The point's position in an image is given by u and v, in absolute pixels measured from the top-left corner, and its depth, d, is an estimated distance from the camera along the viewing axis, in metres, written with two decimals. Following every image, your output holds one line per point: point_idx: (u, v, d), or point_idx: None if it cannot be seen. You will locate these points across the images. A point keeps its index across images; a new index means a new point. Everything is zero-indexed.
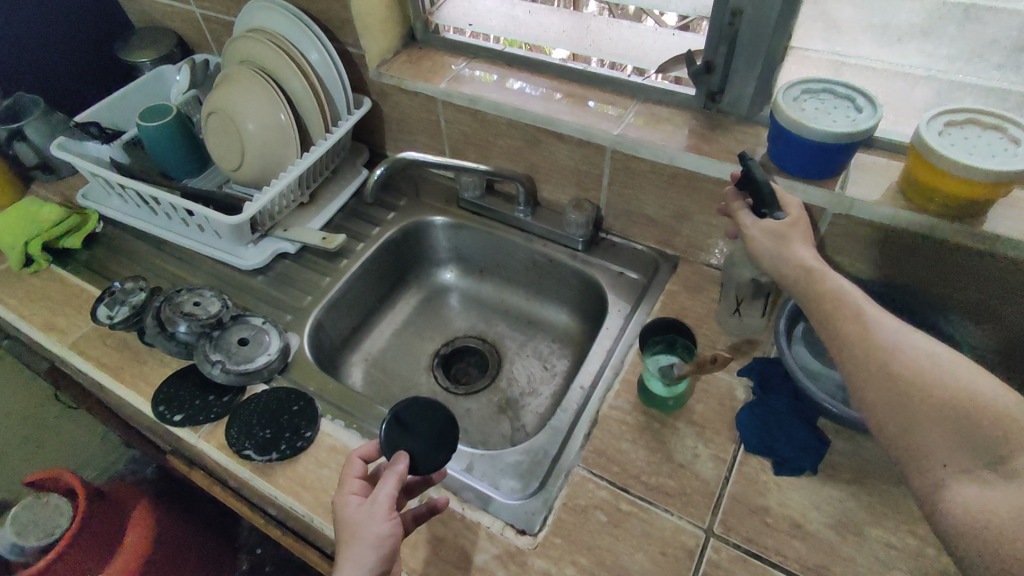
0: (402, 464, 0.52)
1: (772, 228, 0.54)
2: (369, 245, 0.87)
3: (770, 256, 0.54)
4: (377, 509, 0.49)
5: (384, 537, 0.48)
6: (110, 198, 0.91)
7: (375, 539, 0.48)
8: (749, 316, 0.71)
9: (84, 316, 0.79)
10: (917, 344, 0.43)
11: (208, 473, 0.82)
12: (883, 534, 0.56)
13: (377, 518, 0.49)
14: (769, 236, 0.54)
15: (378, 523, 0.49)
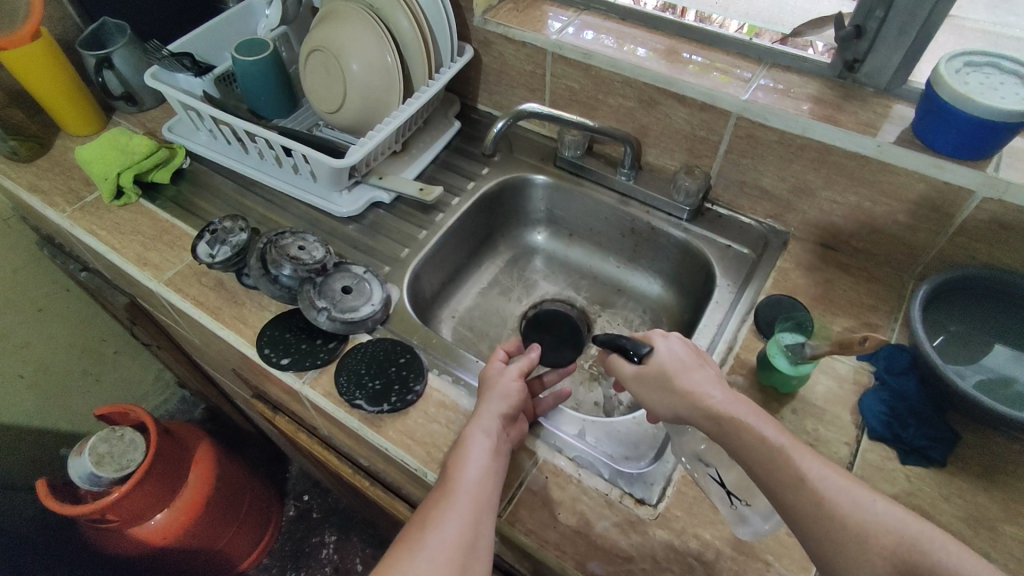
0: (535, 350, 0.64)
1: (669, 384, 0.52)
2: (465, 199, 0.84)
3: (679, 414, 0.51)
4: (512, 368, 0.61)
5: (517, 386, 0.59)
6: (197, 134, 0.89)
7: (507, 386, 0.59)
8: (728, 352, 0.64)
9: (175, 253, 0.77)
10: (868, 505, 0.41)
11: (294, 420, 0.81)
12: (1018, 531, 0.54)
13: (510, 374, 0.61)
14: (661, 381, 0.53)
15: (512, 376, 0.60)
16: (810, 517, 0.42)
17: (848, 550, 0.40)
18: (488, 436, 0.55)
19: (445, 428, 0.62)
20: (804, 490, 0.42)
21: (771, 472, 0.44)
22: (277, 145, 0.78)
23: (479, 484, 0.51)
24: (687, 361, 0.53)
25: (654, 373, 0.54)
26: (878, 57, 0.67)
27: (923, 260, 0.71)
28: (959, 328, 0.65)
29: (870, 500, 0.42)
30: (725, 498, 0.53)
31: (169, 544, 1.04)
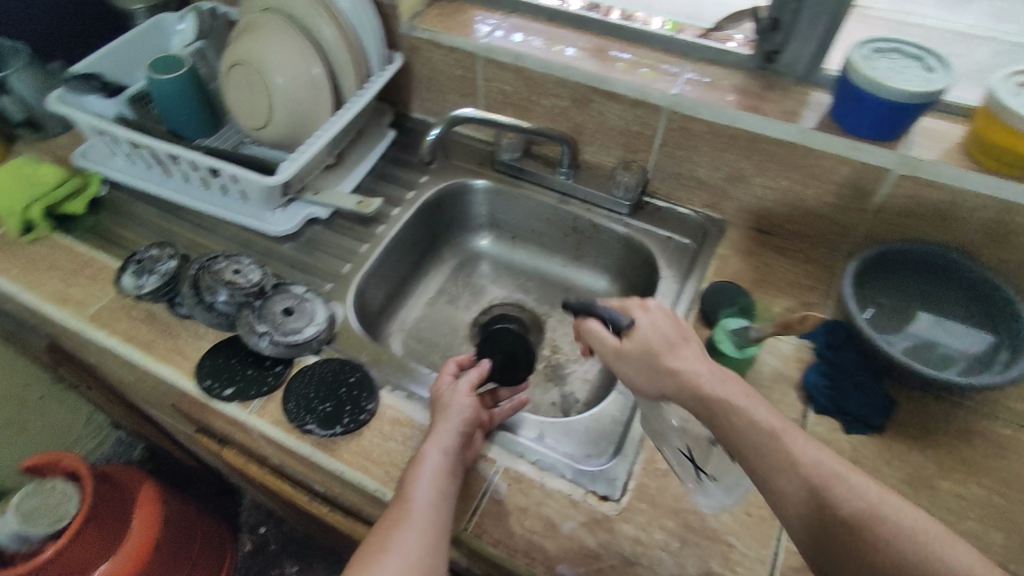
0: (485, 363, 0.65)
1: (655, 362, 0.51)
2: (405, 209, 0.83)
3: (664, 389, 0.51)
4: (467, 382, 0.61)
5: (471, 401, 0.59)
6: (112, 158, 0.83)
7: (461, 402, 0.58)
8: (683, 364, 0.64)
9: (96, 286, 0.72)
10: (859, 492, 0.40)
11: (242, 451, 0.77)
12: (953, 486, 0.58)
13: (463, 391, 0.60)
14: (644, 358, 0.52)
15: (465, 392, 0.60)
16: (795, 504, 0.42)
17: (832, 526, 0.40)
18: (442, 455, 0.54)
19: (403, 445, 0.60)
20: (797, 472, 0.42)
21: (757, 453, 0.44)
22: (203, 165, 0.74)
23: (432, 506, 0.50)
24: (665, 334, 0.53)
25: (636, 346, 0.53)
26: (795, 47, 0.70)
27: (851, 239, 0.74)
28: (887, 301, 0.68)
29: (868, 487, 0.41)
30: (692, 473, 0.55)
31: None
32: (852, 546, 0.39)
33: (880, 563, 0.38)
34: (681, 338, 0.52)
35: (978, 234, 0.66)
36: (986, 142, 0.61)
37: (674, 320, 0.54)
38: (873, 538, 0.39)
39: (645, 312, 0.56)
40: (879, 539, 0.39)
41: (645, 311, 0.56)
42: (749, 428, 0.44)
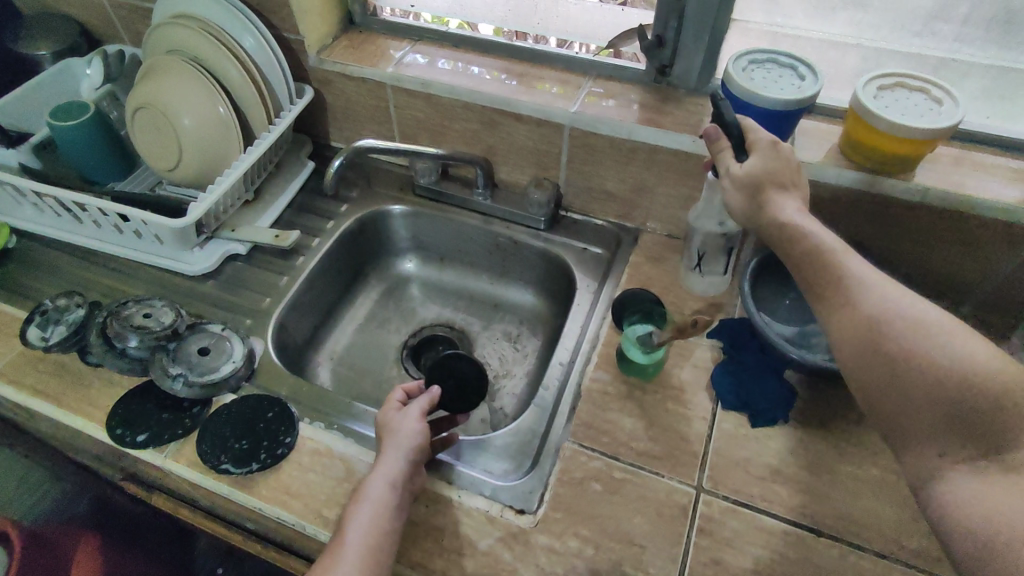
0: (435, 390, 0.64)
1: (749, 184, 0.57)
2: (326, 239, 0.83)
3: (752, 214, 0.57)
4: (412, 413, 0.61)
5: (414, 434, 0.59)
6: (21, 208, 0.82)
7: (407, 432, 0.58)
8: (711, 273, 0.74)
9: (6, 341, 0.70)
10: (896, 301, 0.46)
11: (172, 495, 0.77)
12: (850, 469, 0.61)
13: (410, 419, 0.60)
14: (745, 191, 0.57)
15: (412, 423, 0.59)
16: (830, 302, 0.49)
17: (852, 313, 0.47)
18: (383, 487, 0.54)
19: (322, 476, 0.61)
20: (840, 283, 0.49)
21: (823, 266, 0.51)
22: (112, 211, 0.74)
23: (370, 541, 0.51)
24: (773, 169, 0.57)
25: (753, 177, 0.56)
26: (684, 58, 0.74)
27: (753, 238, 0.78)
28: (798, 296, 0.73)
29: (898, 299, 0.46)
30: (692, 260, 0.74)
31: None
32: (869, 333, 0.46)
33: (895, 350, 0.45)
34: (788, 182, 0.57)
35: (863, 225, 0.71)
36: (859, 143, 0.66)
37: (789, 153, 0.57)
38: (889, 329, 0.45)
39: (760, 145, 0.58)
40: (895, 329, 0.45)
41: (763, 133, 0.58)
42: (821, 250, 0.51)
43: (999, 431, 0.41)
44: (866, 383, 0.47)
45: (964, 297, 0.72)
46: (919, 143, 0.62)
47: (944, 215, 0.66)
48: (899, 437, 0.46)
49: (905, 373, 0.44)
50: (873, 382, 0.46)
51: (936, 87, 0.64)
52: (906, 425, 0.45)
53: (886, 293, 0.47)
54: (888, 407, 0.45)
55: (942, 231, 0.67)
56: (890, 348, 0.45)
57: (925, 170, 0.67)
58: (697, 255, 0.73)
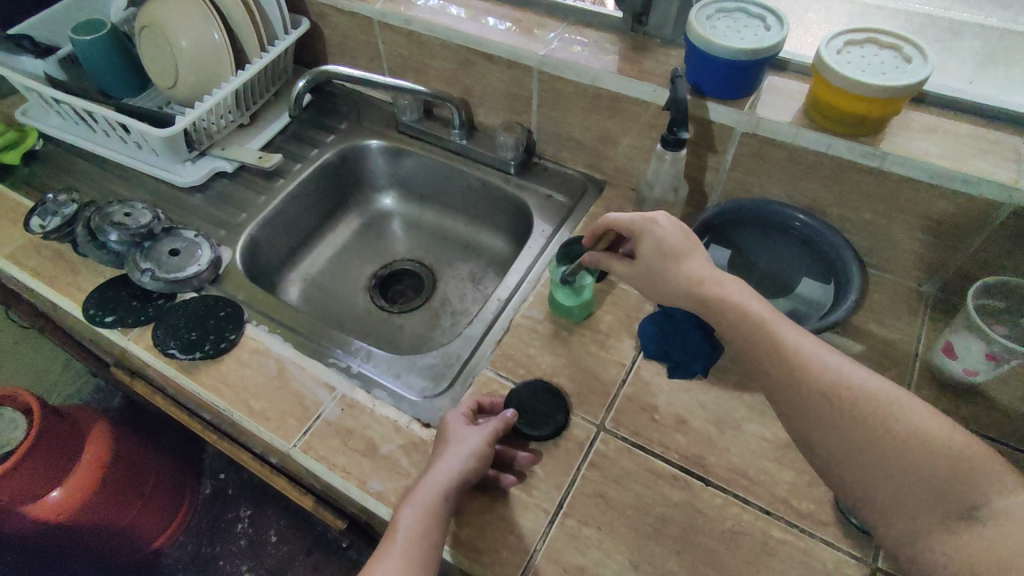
0: (509, 412, 0.59)
1: (648, 271, 0.57)
2: (307, 166, 0.88)
3: (665, 287, 0.56)
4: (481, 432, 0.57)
5: (476, 456, 0.55)
6: (48, 115, 0.91)
7: (470, 449, 0.55)
8: None
9: (18, 227, 0.79)
10: (839, 369, 0.46)
11: (150, 384, 0.85)
12: (758, 428, 0.61)
13: (477, 434, 0.56)
14: (648, 278, 0.57)
15: (476, 442, 0.55)
16: (773, 373, 0.47)
17: (801, 385, 0.46)
18: (435, 492, 0.52)
19: (256, 372, 0.66)
20: (778, 352, 0.48)
21: (755, 339, 0.49)
22: (114, 120, 0.80)
23: (411, 547, 0.50)
24: (659, 250, 0.56)
25: (645, 271, 0.57)
26: (659, 9, 0.72)
27: (714, 196, 0.77)
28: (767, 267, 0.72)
29: (839, 365, 0.46)
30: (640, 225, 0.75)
31: (67, 522, 1.06)
32: (824, 405, 0.45)
33: (854, 423, 0.43)
34: (687, 247, 0.55)
35: (822, 191, 0.68)
36: (821, 102, 0.62)
37: (668, 234, 0.56)
38: (842, 399, 0.44)
39: (646, 238, 0.57)
40: (848, 401, 0.44)
41: (645, 224, 0.57)
42: (751, 318, 0.49)
43: (976, 487, 0.40)
44: (838, 465, 0.44)
45: (929, 276, 0.69)
46: (881, 103, 0.58)
47: (905, 184, 0.62)
48: (880, 521, 0.43)
49: (881, 453, 0.42)
50: (847, 465, 0.44)
51: (910, 45, 0.60)
52: (889, 503, 0.42)
53: (826, 359, 0.46)
54: (854, 476, 0.43)
55: (903, 202, 0.64)
56: (849, 424, 0.44)
57: (892, 134, 0.62)
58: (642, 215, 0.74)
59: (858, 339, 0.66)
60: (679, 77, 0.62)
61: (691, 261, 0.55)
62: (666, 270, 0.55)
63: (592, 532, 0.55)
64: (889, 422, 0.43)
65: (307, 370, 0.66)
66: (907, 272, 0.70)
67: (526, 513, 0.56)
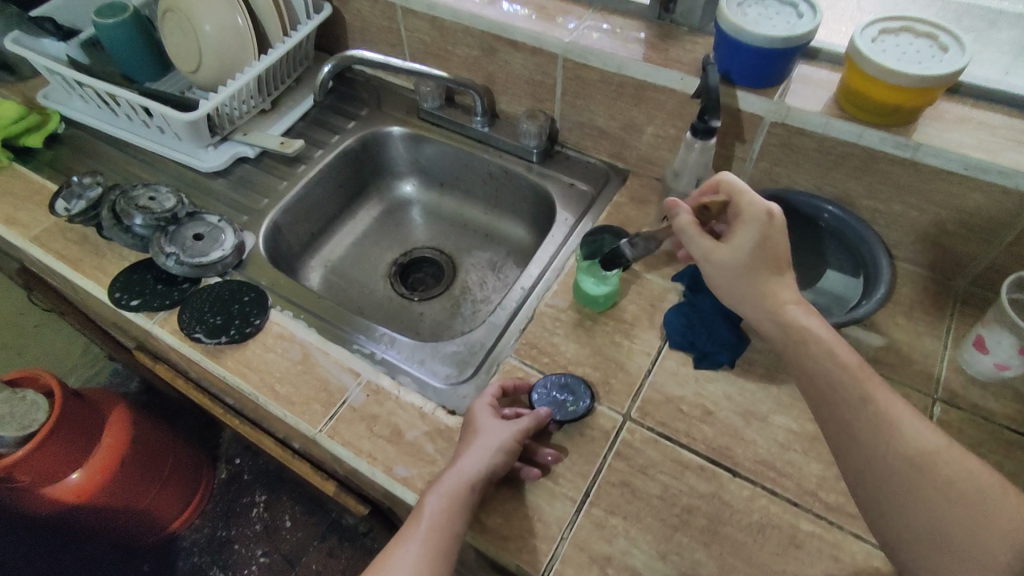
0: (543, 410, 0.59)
1: (736, 264, 0.54)
2: (328, 152, 0.88)
3: (750, 287, 0.54)
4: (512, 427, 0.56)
5: (504, 451, 0.54)
6: (70, 99, 0.91)
7: (496, 443, 0.54)
8: None
9: (43, 211, 0.79)
10: (928, 440, 0.45)
11: (172, 368, 0.86)
12: (784, 420, 0.60)
13: (505, 429, 0.56)
14: (734, 269, 0.54)
15: (505, 437, 0.55)
16: (856, 426, 0.47)
17: (885, 445, 0.45)
18: (460, 484, 0.53)
19: (281, 356, 0.67)
20: (866, 406, 0.47)
21: (843, 389, 0.48)
22: (136, 104, 0.80)
23: (433, 534, 0.51)
24: (762, 247, 0.53)
25: (737, 263, 0.54)
26: None
27: (740, 186, 0.76)
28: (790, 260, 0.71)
29: (929, 437, 0.45)
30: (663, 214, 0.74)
31: (86, 503, 1.07)
32: (906, 472, 0.44)
33: (939, 498, 0.43)
34: (783, 265, 0.54)
35: (851, 182, 0.67)
36: (854, 91, 0.61)
37: (778, 236, 0.53)
38: (929, 473, 0.43)
39: (754, 229, 0.53)
40: (937, 479, 0.43)
41: (757, 214, 0.53)
42: (842, 365, 0.49)
43: None
44: (907, 540, 0.43)
45: (959, 269, 0.68)
46: (916, 93, 0.57)
47: (938, 176, 0.62)
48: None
49: (962, 533, 0.41)
50: (917, 543, 0.43)
51: (946, 33, 0.59)
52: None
53: (918, 430, 0.45)
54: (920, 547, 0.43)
55: (935, 194, 0.63)
56: (931, 498, 0.43)
57: (925, 125, 0.61)
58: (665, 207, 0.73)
59: (885, 332, 0.66)
60: (710, 65, 0.61)
61: (783, 280, 0.54)
62: (750, 277, 0.54)
63: (618, 521, 0.55)
64: (979, 508, 0.42)
65: (331, 355, 0.67)
66: (935, 265, 0.69)
67: (552, 501, 0.56)
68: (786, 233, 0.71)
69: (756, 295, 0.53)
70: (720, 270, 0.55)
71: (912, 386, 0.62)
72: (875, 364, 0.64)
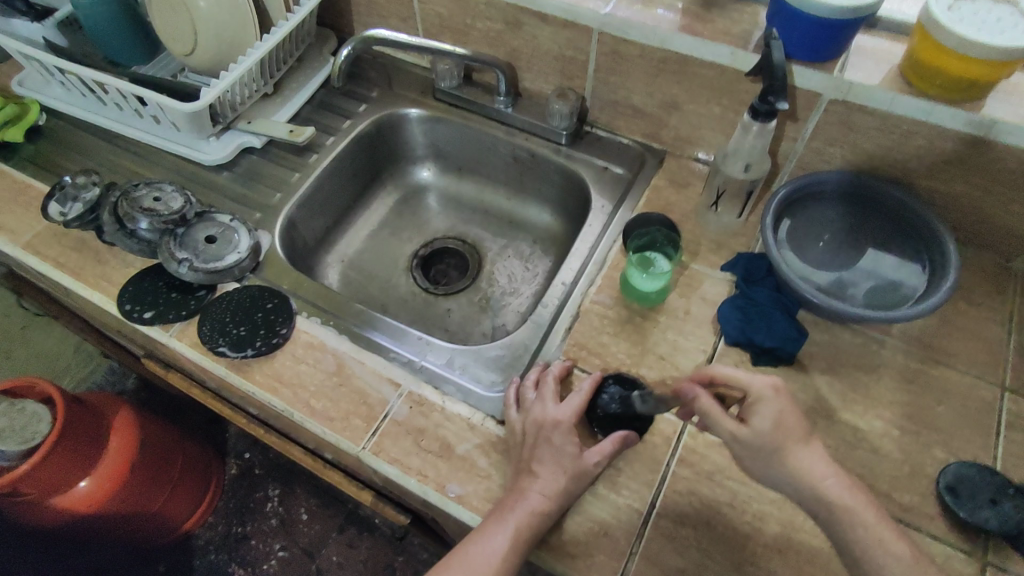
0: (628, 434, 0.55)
1: (761, 450, 0.48)
2: (340, 138, 0.82)
3: (777, 478, 0.48)
4: (595, 450, 0.53)
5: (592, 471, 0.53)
6: (49, 85, 0.83)
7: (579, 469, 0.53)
8: (726, 214, 0.69)
9: (33, 215, 0.72)
10: None
11: (185, 376, 0.80)
12: (851, 418, 0.58)
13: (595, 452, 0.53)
14: (760, 457, 0.48)
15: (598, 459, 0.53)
16: None
17: None
18: (546, 500, 0.51)
19: (313, 368, 0.62)
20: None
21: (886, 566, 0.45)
22: (128, 92, 0.73)
23: (522, 532, 0.49)
24: (785, 423, 0.48)
25: (765, 442, 0.48)
26: None
27: (787, 166, 0.72)
28: (831, 238, 0.66)
29: None
30: (713, 194, 0.69)
31: (99, 510, 1.02)
32: None
33: None
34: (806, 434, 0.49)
35: (912, 161, 0.64)
36: (925, 65, 0.57)
37: (785, 406, 0.49)
38: None
39: (762, 403, 0.49)
40: None
41: (758, 387, 0.49)
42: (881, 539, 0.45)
43: None
44: None
45: (1021, 250, 0.66)
46: (997, 67, 0.53)
47: (1010, 154, 0.58)
48: None
49: None
50: None
51: None
52: None
53: None
54: None
55: (1004, 173, 0.60)
56: None
57: (996, 99, 0.58)
58: (715, 192, 0.68)
59: (947, 319, 0.63)
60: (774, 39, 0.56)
61: (809, 453, 0.48)
62: (779, 460, 0.48)
63: (689, 533, 0.53)
64: None
65: (367, 365, 0.62)
66: (994, 246, 0.67)
67: (617, 514, 0.53)
68: (838, 222, 0.67)
69: (789, 487, 0.48)
70: (744, 459, 0.50)
71: (979, 375, 0.60)
72: (939, 353, 0.61)
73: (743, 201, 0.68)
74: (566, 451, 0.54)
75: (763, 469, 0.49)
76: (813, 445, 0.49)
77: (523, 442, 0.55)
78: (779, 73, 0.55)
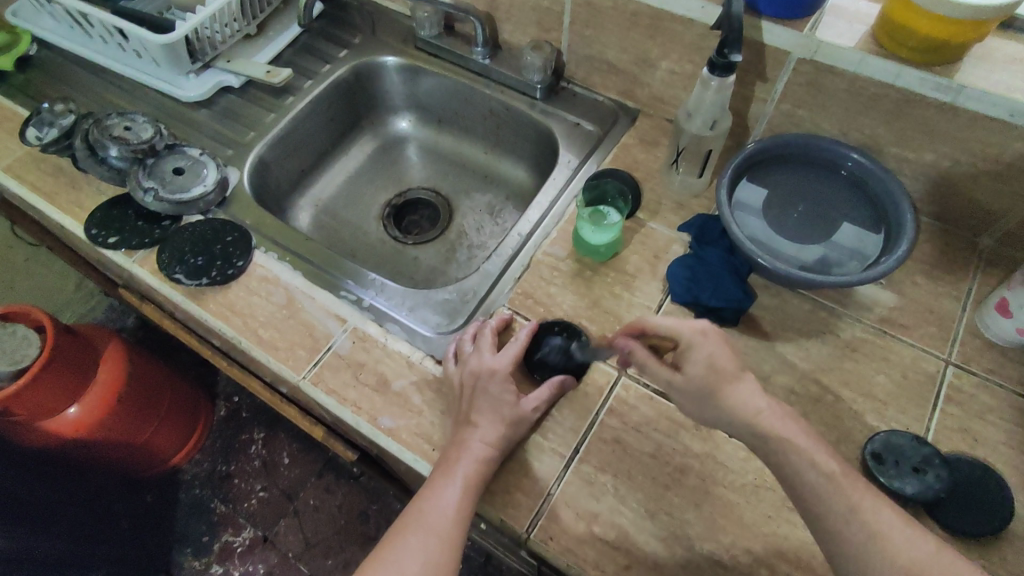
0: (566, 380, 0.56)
1: (696, 391, 0.48)
2: (318, 83, 0.82)
3: (716, 417, 0.47)
4: (533, 397, 0.55)
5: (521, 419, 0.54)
6: (41, 17, 0.85)
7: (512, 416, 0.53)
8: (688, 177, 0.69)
9: (14, 139, 0.75)
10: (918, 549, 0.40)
11: (158, 307, 0.83)
12: (787, 380, 0.57)
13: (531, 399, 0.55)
14: (696, 398, 0.48)
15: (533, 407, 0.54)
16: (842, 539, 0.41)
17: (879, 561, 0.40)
18: (488, 447, 0.51)
19: (266, 300, 0.64)
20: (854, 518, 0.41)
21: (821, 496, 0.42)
22: (109, 24, 0.75)
23: (471, 481, 0.50)
24: (717, 364, 0.47)
25: (698, 386, 0.48)
26: None
27: (757, 130, 0.70)
28: (806, 211, 0.64)
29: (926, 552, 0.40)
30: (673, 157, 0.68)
31: (87, 437, 1.06)
32: None
33: None
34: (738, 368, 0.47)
35: (880, 128, 0.62)
36: (897, 25, 0.55)
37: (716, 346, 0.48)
38: None
39: (693, 349, 0.48)
40: None
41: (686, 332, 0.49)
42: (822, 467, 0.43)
43: None
44: None
45: (988, 227, 0.64)
46: (969, 27, 0.51)
47: (978, 122, 0.56)
48: None
49: None
50: None
51: None
52: None
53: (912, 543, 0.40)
54: None
55: (971, 142, 0.58)
56: None
57: (969, 65, 0.55)
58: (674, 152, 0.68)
59: (902, 292, 0.62)
60: None
61: (744, 386, 0.47)
62: (712, 394, 0.47)
63: (607, 478, 0.53)
64: None
65: (317, 300, 0.64)
66: (961, 222, 0.65)
67: (540, 456, 0.54)
68: (807, 188, 0.65)
69: (727, 420, 0.47)
70: (685, 404, 0.49)
71: (925, 348, 0.59)
72: (889, 324, 0.60)
73: (703, 159, 0.68)
74: (504, 399, 0.54)
75: (701, 412, 0.48)
76: (750, 376, 0.48)
77: (461, 395, 0.55)
78: (737, 24, 0.54)
